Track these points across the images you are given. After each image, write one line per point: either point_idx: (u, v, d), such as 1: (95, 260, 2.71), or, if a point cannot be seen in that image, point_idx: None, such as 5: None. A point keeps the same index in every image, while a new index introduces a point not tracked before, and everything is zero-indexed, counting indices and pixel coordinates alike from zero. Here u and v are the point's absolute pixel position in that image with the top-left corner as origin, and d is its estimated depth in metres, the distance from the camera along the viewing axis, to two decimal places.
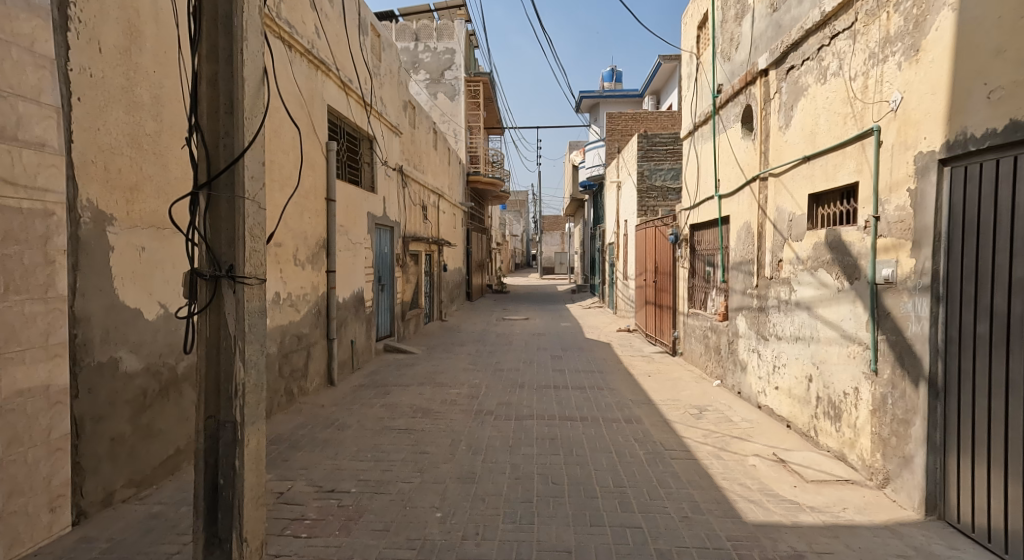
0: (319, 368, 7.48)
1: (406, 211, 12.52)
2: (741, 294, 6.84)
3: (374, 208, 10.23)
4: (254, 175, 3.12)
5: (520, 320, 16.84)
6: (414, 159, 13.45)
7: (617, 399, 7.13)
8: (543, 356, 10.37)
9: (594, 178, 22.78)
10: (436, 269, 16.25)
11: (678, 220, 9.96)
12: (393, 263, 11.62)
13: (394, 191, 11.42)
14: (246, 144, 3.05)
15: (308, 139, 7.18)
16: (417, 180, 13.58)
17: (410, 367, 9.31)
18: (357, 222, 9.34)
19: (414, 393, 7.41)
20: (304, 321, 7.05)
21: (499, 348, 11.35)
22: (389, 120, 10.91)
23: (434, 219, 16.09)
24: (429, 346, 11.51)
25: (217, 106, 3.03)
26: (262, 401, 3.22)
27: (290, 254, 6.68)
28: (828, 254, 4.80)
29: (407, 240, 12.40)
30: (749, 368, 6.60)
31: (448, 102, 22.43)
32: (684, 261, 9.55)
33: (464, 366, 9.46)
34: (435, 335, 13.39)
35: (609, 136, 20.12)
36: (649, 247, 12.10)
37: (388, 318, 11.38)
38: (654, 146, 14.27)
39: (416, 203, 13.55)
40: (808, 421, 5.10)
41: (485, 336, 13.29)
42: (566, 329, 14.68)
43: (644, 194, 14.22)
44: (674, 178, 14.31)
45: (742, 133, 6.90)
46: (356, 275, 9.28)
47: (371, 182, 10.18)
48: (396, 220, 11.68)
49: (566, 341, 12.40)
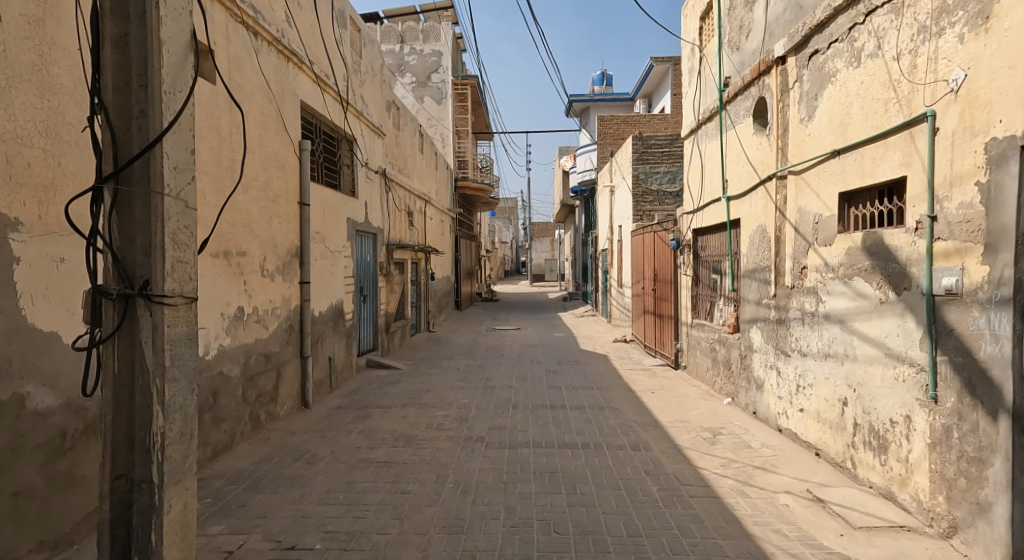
0: (292, 389, 6.82)
1: (391, 217, 11.88)
2: (756, 304, 6.25)
3: (356, 214, 9.58)
4: (177, 165, 2.73)
5: (511, 330, 16.19)
6: (399, 162, 12.82)
7: (620, 420, 6.50)
8: (537, 371, 9.73)
9: (586, 183, 22.22)
10: (423, 278, 15.60)
11: (679, 225, 9.37)
12: (377, 272, 10.95)
13: (377, 196, 10.76)
14: (165, 125, 2.67)
15: (278, 137, 6.54)
16: (403, 185, 12.95)
17: (395, 386, 8.64)
18: (336, 228, 8.68)
19: (397, 416, 6.75)
20: (275, 338, 6.39)
21: (490, 362, 10.68)
22: (370, 121, 10.26)
23: (421, 225, 15.46)
24: (415, 361, 10.84)
25: (128, 84, 2.66)
26: (188, 454, 2.81)
27: (258, 265, 6.03)
28: (867, 261, 4.20)
29: (393, 247, 11.76)
30: (766, 387, 6.00)
31: (435, 106, 21.87)
32: (687, 268, 8.97)
33: (453, 383, 8.80)
34: (422, 348, 12.73)
35: (601, 139, 19.59)
36: (647, 253, 11.50)
37: (371, 331, 10.71)
38: (650, 148, 13.68)
39: (401, 208, 12.92)
40: (843, 451, 4.49)
41: (475, 349, 12.63)
42: (560, 340, 14.04)
43: (639, 198, 13.65)
44: (670, 181, 13.78)
45: (754, 128, 6.31)
46: (335, 285, 8.61)
47: (352, 186, 9.53)
48: (379, 227, 11.03)
49: (560, 353, 11.78)
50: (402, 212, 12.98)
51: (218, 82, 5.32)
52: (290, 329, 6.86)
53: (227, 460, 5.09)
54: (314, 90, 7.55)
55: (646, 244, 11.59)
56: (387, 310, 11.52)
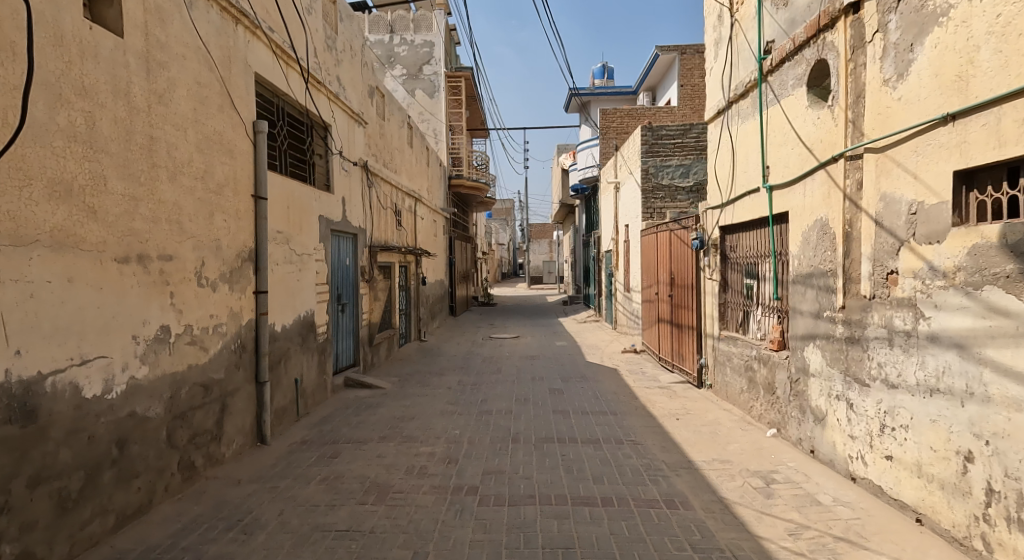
0: (244, 423, 5.60)
1: (374, 216, 10.68)
2: (814, 318, 5.06)
3: (330, 211, 8.36)
4: None
5: (510, 339, 14.98)
6: (384, 155, 11.61)
7: (646, 461, 5.30)
8: (540, 390, 8.52)
9: (586, 180, 21.13)
10: (413, 283, 14.42)
11: (701, 222, 8.18)
12: (358, 278, 9.75)
13: (357, 192, 9.56)
14: None
15: (223, 114, 5.33)
16: (388, 181, 11.76)
17: (374, 411, 7.42)
18: (306, 227, 7.47)
19: (370, 457, 5.53)
20: (219, 363, 5.19)
21: (487, 379, 9.46)
22: (349, 106, 9.08)
23: (411, 225, 14.27)
24: (401, 379, 9.63)
25: None
26: None
27: (192, 272, 4.81)
28: (1012, 264, 3.10)
29: (377, 250, 10.56)
30: (829, 421, 4.80)
31: (428, 99, 20.65)
32: (713, 272, 7.79)
33: (443, 407, 7.60)
34: (410, 362, 11.51)
35: (603, 134, 18.48)
36: (660, 254, 10.33)
37: (351, 344, 9.52)
38: (660, 139, 12.48)
39: (387, 207, 11.72)
40: (967, 525, 3.33)
41: (469, 362, 11.42)
42: (563, 350, 12.84)
43: (648, 194, 12.52)
44: (682, 175, 12.61)
45: (809, 100, 5.13)
46: (305, 294, 7.41)
47: (326, 179, 8.32)
48: (360, 227, 9.84)
49: (565, 367, 10.58)
50: (388, 211, 11.77)
51: (130, 36, 4.12)
52: (241, 349, 5.64)
53: (139, 532, 3.88)
54: (274, 63, 6.35)
55: (659, 244, 10.42)
56: (371, 320, 10.32)
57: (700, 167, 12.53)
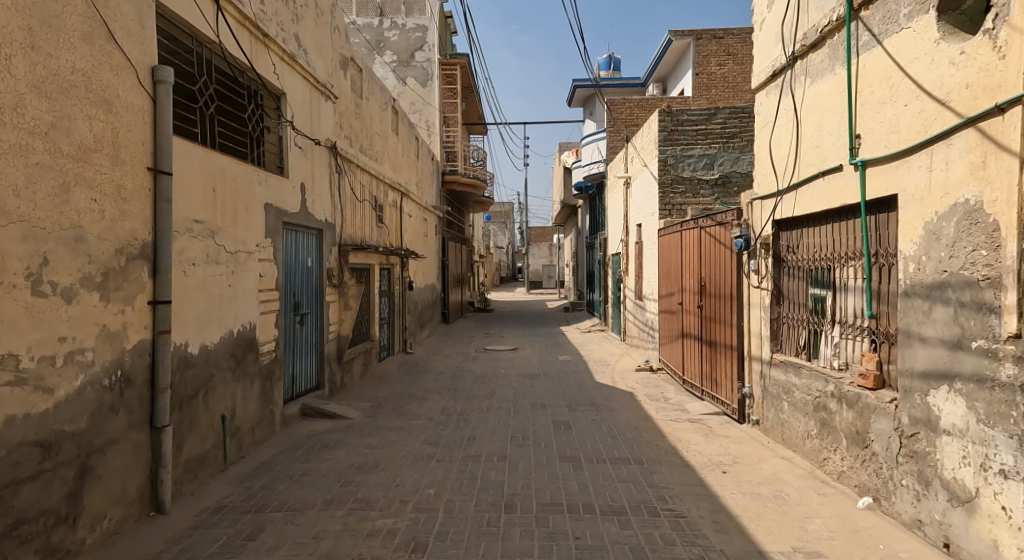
0: (127, 488, 3.98)
1: (346, 211, 9.08)
2: (948, 350, 3.46)
3: (283, 200, 6.73)
4: None
5: (506, 352, 13.38)
6: (361, 140, 10.01)
7: (697, 553, 3.73)
8: (541, 423, 6.92)
9: (590, 179, 19.46)
10: (396, 287, 12.84)
11: (744, 216, 6.56)
12: (323, 282, 8.13)
13: (321, 180, 8.01)
14: None
15: (90, 48, 3.70)
16: (365, 170, 10.16)
17: (329, 456, 5.79)
18: (245, 218, 5.85)
19: (301, 542, 3.92)
20: (77, 407, 3.57)
21: (476, 406, 7.85)
22: (310, 74, 7.48)
23: (395, 222, 12.68)
24: (373, 405, 8.01)
25: None
26: None
27: (17, 275, 3.22)
28: None
29: (350, 249, 8.95)
30: (983, 507, 3.22)
31: (420, 88, 19.13)
32: (762, 279, 6.20)
33: (418, 448, 5.99)
34: (388, 381, 9.91)
35: (612, 127, 17.41)
36: (684, 257, 8.73)
37: (314, 362, 7.92)
38: (681, 126, 10.94)
39: (364, 200, 10.12)
40: None
41: (457, 382, 9.82)
42: (567, 367, 11.25)
43: (666, 187, 11.07)
44: (707, 167, 10.99)
45: (942, 32, 3.60)
46: (242, 304, 5.79)
47: (277, 160, 6.86)
48: (327, 221, 8.26)
49: (571, 390, 8.99)
50: (365, 206, 10.19)
51: None
52: (124, 383, 4.01)
53: None
54: None
55: (683, 245, 8.83)
56: (341, 332, 8.72)
57: (727, 157, 10.88)
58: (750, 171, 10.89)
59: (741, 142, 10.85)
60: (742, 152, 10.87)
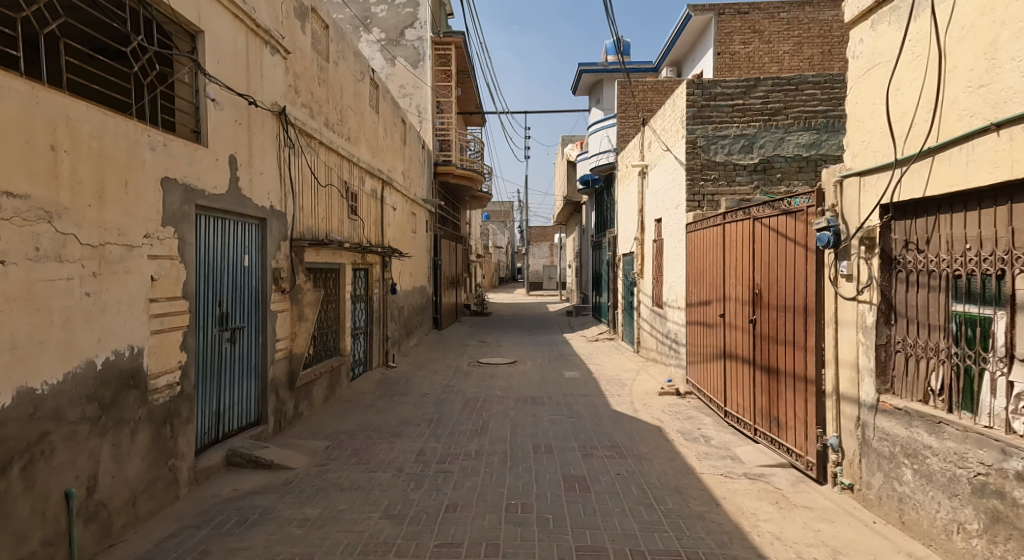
0: None
1: (302, 198, 7.28)
2: None
3: (195, 177, 4.93)
4: None
5: (503, 366, 11.60)
6: (327, 112, 8.24)
7: None
8: (546, 482, 5.16)
9: (597, 170, 17.72)
10: (375, 291, 11.06)
11: (829, 202, 4.78)
12: (265, 287, 6.34)
13: (265, 155, 6.23)
14: None
15: None
16: (331, 150, 8.38)
17: (241, 544, 4.01)
18: (124, 197, 4.05)
19: None
20: None
21: (462, 450, 6.07)
22: (245, 13, 5.69)
23: (373, 214, 10.90)
24: (329, 448, 6.22)
25: None
26: None
27: None
28: None
29: (308, 246, 7.17)
30: None
31: (410, 69, 17.42)
32: (860, 288, 4.42)
33: (371, 531, 4.22)
34: (357, 408, 8.13)
35: (622, 112, 16.18)
36: (727, 257, 6.97)
37: (252, 390, 6.13)
38: (714, 101, 9.22)
39: (328, 185, 8.32)
40: None
41: (441, 409, 8.04)
42: (574, 388, 9.48)
43: (695, 173, 9.29)
44: (744, 150, 9.26)
45: None
46: (117, 322, 3.97)
47: (192, 123, 5.08)
48: (273, 209, 6.48)
49: (583, 423, 7.22)
50: (331, 195, 8.40)
51: None
52: None
53: None
54: None
55: (725, 243, 7.06)
56: (295, 351, 6.94)
57: (768, 139, 9.17)
58: (797, 154, 9.12)
59: (785, 120, 9.13)
60: (787, 132, 9.14)
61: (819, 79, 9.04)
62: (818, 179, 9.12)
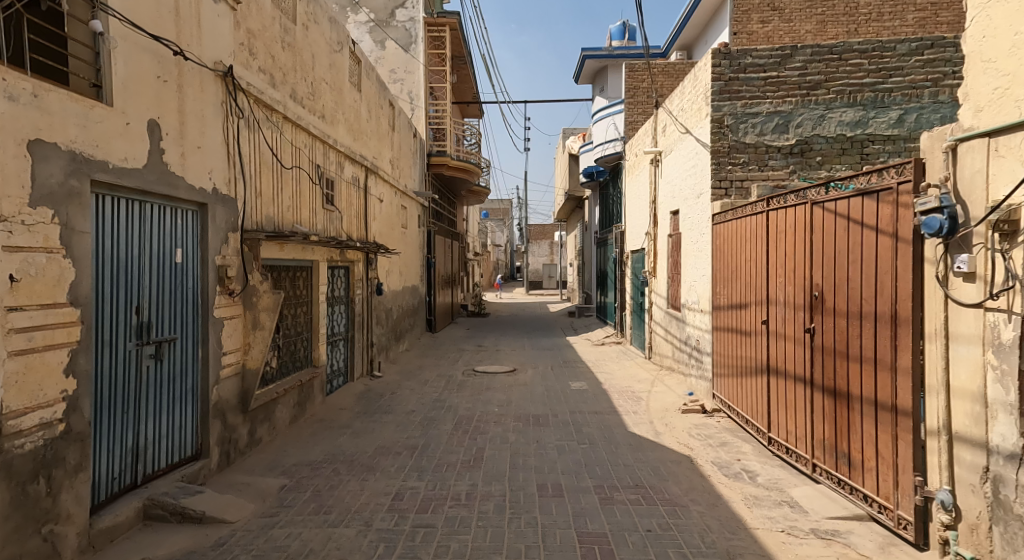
0: None
1: (258, 181, 6.07)
2: None
3: (92, 146, 3.74)
4: None
5: (502, 376, 10.41)
6: (293, 83, 7.03)
7: None
8: (555, 544, 3.99)
9: (603, 160, 16.54)
10: (358, 292, 9.87)
11: (936, 177, 3.59)
12: (208, 289, 5.13)
13: (207, 126, 5.04)
14: None
15: None
16: (299, 127, 7.18)
17: None
18: None
19: None
20: None
21: (449, 494, 4.88)
22: None
23: (355, 206, 9.70)
24: (285, 489, 5.02)
25: None
26: None
27: None
28: None
29: (266, 239, 5.97)
30: None
31: (401, 53, 16.21)
32: (991, 292, 3.27)
33: None
34: (331, 431, 6.94)
35: (630, 97, 14.97)
36: (771, 252, 5.77)
37: (189, 418, 4.92)
38: (744, 73, 8.07)
39: (295, 169, 7.12)
40: None
41: (429, 432, 6.86)
42: (582, 404, 8.30)
43: (721, 156, 8.12)
44: (779, 130, 8.08)
45: None
46: None
47: (93, 75, 3.89)
48: (219, 193, 5.28)
49: (597, 451, 6.05)
50: (298, 180, 7.20)
51: None
52: None
53: None
54: None
55: (766, 234, 5.88)
56: (250, 365, 5.73)
57: (807, 116, 7.98)
58: (839, 134, 7.93)
59: (826, 94, 7.94)
60: (828, 109, 7.94)
61: (866, 46, 7.83)
62: (863, 163, 7.93)
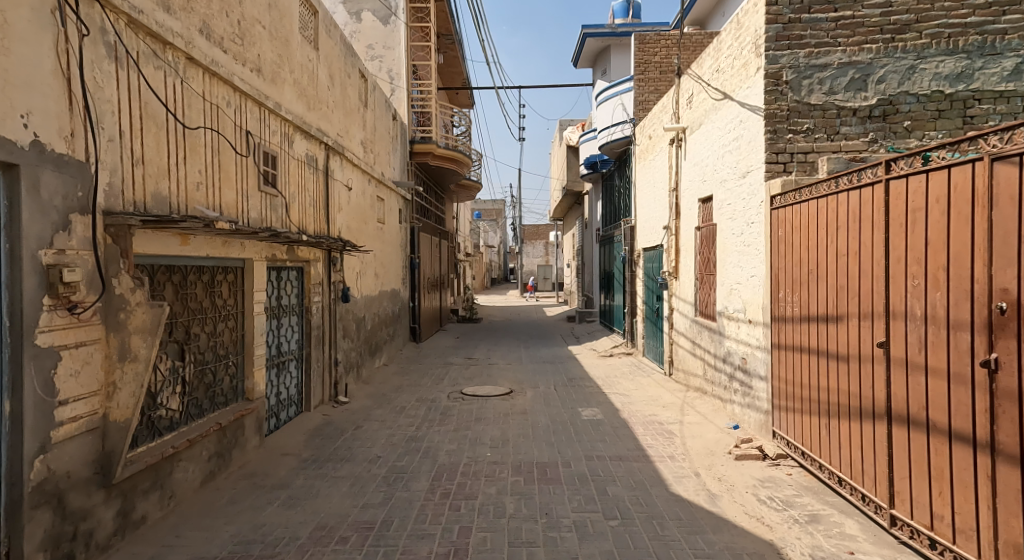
0: None
1: (134, 142, 4.13)
2: None
3: None
4: None
5: (496, 401, 8.51)
6: (205, 14, 5.10)
7: None
8: None
9: (608, 146, 14.62)
10: (316, 299, 7.94)
11: None
12: (26, 300, 3.24)
13: (11, 38, 3.17)
14: None
15: None
16: (217, 76, 5.24)
17: None
18: None
19: None
20: None
21: None
22: None
23: (312, 193, 7.78)
24: None
25: None
26: None
27: None
28: None
29: (145, 226, 4.04)
30: None
31: (379, 26, 14.35)
32: None
33: None
34: (259, 495, 5.01)
35: (641, 73, 13.09)
36: (892, 244, 3.91)
37: None
38: (809, 13, 6.21)
39: (210, 132, 5.18)
40: None
41: (394, 496, 4.97)
42: (599, 443, 6.40)
43: (778, 122, 6.23)
44: (854, 87, 6.20)
45: None
46: None
47: None
48: (48, 153, 3.38)
49: (634, 533, 4.19)
50: (215, 149, 5.26)
51: None
52: None
53: None
54: None
55: (878, 213, 4.06)
56: (112, 417, 3.79)
57: (891, 68, 6.11)
58: (935, 91, 6.06)
59: (918, 38, 6.08)
60: (921, 57, 6.07)
61: None
62: (966, 128, 6.07)
